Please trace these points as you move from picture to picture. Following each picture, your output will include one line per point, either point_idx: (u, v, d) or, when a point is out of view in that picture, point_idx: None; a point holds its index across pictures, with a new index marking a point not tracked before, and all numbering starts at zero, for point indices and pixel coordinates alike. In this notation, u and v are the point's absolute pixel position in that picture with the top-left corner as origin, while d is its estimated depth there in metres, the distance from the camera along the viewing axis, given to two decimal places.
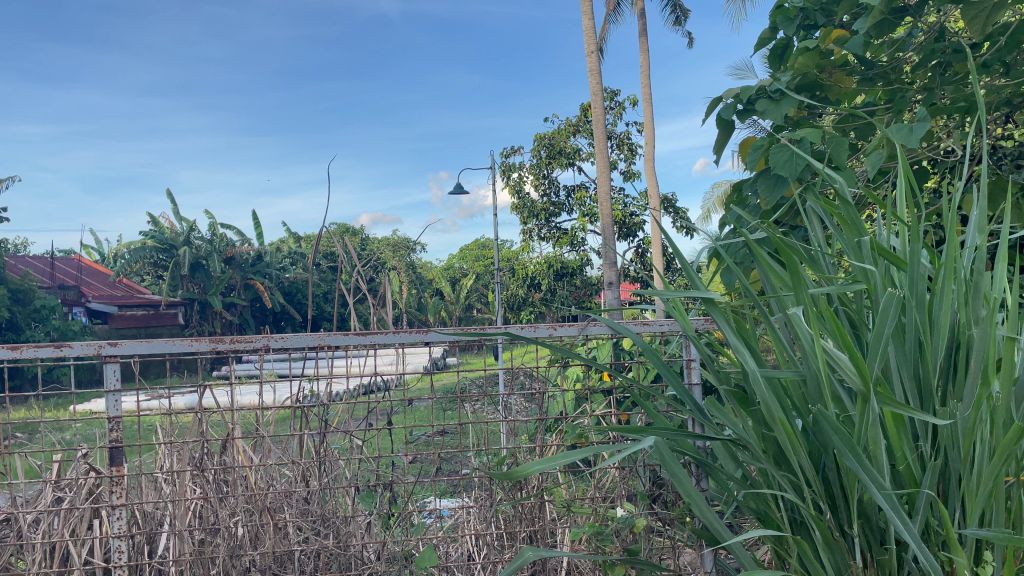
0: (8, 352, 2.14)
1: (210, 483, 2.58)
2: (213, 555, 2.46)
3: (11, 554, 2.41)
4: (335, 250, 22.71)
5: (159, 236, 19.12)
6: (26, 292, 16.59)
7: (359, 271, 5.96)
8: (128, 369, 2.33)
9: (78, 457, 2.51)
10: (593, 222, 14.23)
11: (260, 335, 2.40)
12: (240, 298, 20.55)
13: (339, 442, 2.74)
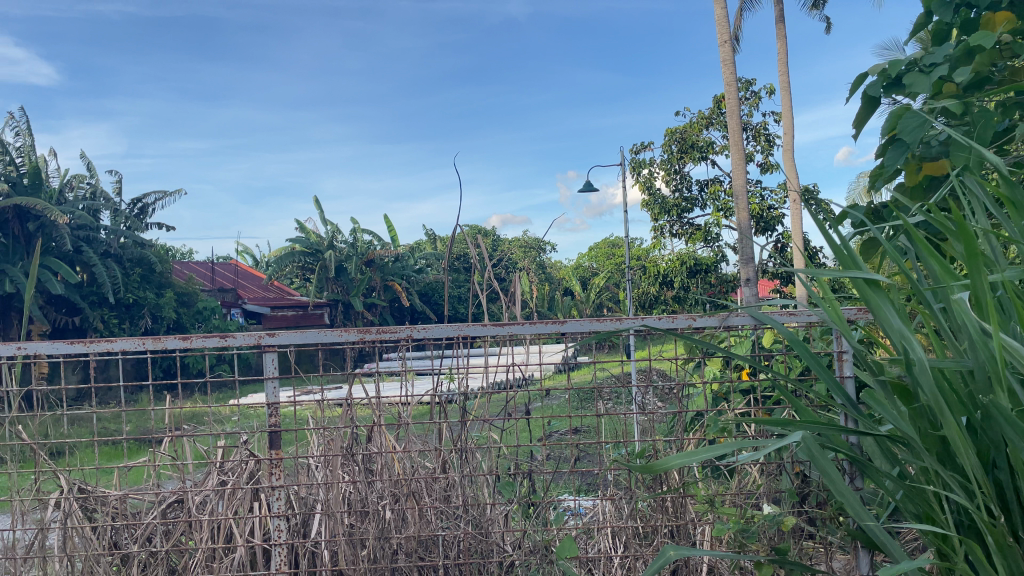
0: (179, 342, 2.32)
1: (360, 469, 2.69)
2: (363, 536, 2.57)
3: (183, 532, 2.60)
4: (467, 251, 23.16)
5: (305, 241, 20.21)
6: (190, 295, 17.92)
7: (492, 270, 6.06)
8: (284, 359, 2.48)
9: (240, 443, 2.69)
10: (728, 217, 13.78)
11: (403, 326, 2.48)
12: (380, 299, 21.34)
13: (479, 432, 2.83)
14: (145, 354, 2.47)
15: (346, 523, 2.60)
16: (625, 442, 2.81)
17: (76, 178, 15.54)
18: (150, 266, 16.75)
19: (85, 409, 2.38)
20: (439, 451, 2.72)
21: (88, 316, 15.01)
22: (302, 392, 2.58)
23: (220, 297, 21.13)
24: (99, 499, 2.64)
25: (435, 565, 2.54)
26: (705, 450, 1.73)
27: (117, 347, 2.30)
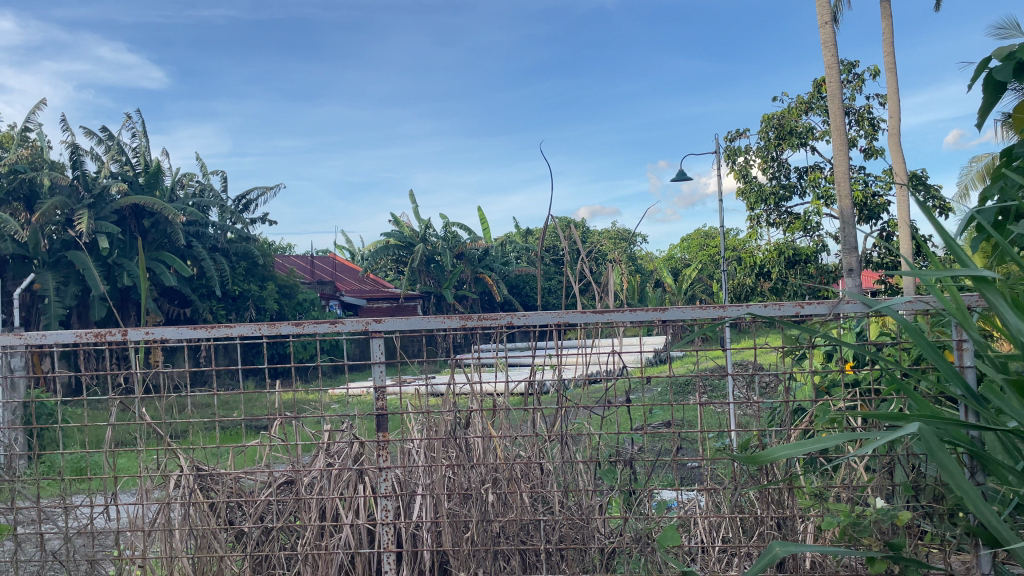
0: (292, 328, 2.43)
1: (463, 453, 2.77)
2: (467, 518, 2.65)
3: (292, 512, 2.73)
4: (558, 243, 23.14)
5: (399, 235, 20.67)
6: (291, 288, 18.62)
7: (584, 261, 6.07)
8: (391, 344, 2.57)
9: (346, 427, 2.81)
10: (829, 205, 13.26)
11: (504, 312, 2.52)
12: (471, 291, 21.57)
13: (579, 419, 2.85)
14: (260, 340, 2.59)
15: (449, 506, 2.68)
16: (726, 432, 2.77)
17: (186, 176, 16.41)
18: (254, 260, 17.51)
19: (206, 392, 2.52)
20: (538, 438, 2.76)
21: (197, 307, 15.82)
22: (408, 377, 2.65)
23: (318, 289, 21.88)
24: (213, 479, 2.79)
25: (537, 550, 2.59)
26: (815, 443, 1.69)
27: (235, 332, 2.42)
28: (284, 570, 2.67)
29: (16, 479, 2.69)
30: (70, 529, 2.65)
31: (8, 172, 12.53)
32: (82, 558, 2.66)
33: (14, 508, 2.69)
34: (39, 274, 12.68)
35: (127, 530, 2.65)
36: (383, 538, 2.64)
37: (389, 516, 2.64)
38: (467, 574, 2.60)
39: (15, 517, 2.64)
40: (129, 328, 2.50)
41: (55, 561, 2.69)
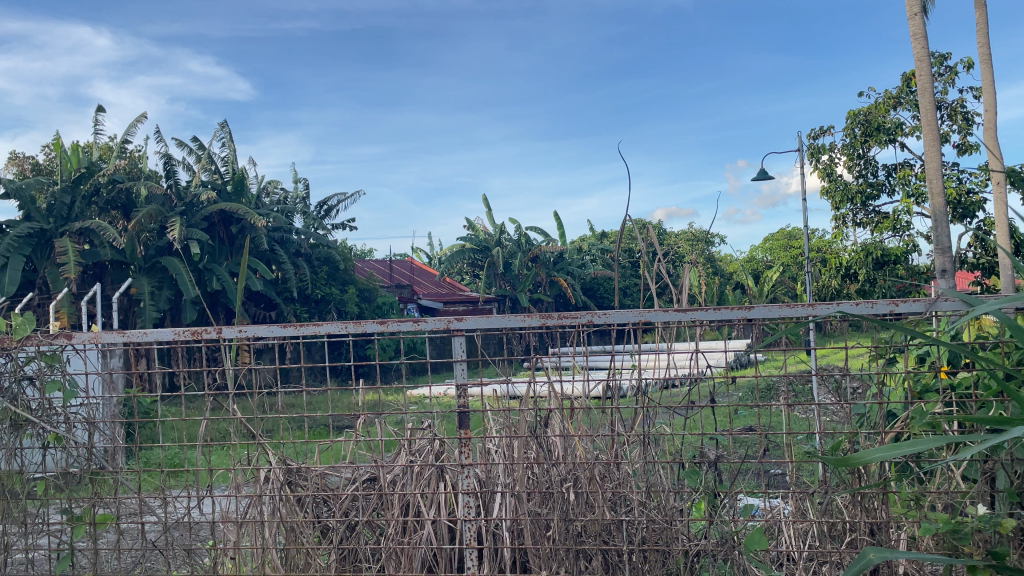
0: (377, 326, 2.48)
1: (544, 453, 2.79)
2: (549, 516, 2.67)
3: (375, 508, 2.80)
4: (634, 246, 22.92)
5: (475, 239, 20.91)
6: (371, 291, 19.04)
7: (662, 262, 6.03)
8: (472, 343, 2.60)
9: (425, 427, 2.86)
10: (920, 203, 12.71)
11: (584, 311, 2.51)
12: (546, 294, 21.54)
13: (661, 422, 2.84)
14: (345, 338, 2.65)
15: (532, 504, 2.70)
16: (814, 436, 2.69)
17: (271, 184, 16.96)
18: (335, 264, 17.99)
19: (295, 388, 2.61)
20: (618, 439, 2.76)
21: (282, 310, 16.34)
22: (488, 376, 2.68)
23: (397, 293, 22.27)
24: (299, 474, 2.87)
25: (620, 549, 2.59)
26: (909, 446, 1.59)
27: (323, 330, 2.48)
28: (370, 563, 2.74)
29: (119, 470, 2.82)
30: (168, 520, 2.77)
31: (107, 181, 13.16)
32: (180, 547, 2.78)
33: (119, 499, 2.82)
34: (136, 278, 13.30)
35: (220, 521, 2.76)
36: (466, 535, 2.68)
37: (470, 514, 2.68)
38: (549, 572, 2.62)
39: (118, 508, 2.77)
40: (223, 327, 2.60)
41: (155, 549, 2.82)
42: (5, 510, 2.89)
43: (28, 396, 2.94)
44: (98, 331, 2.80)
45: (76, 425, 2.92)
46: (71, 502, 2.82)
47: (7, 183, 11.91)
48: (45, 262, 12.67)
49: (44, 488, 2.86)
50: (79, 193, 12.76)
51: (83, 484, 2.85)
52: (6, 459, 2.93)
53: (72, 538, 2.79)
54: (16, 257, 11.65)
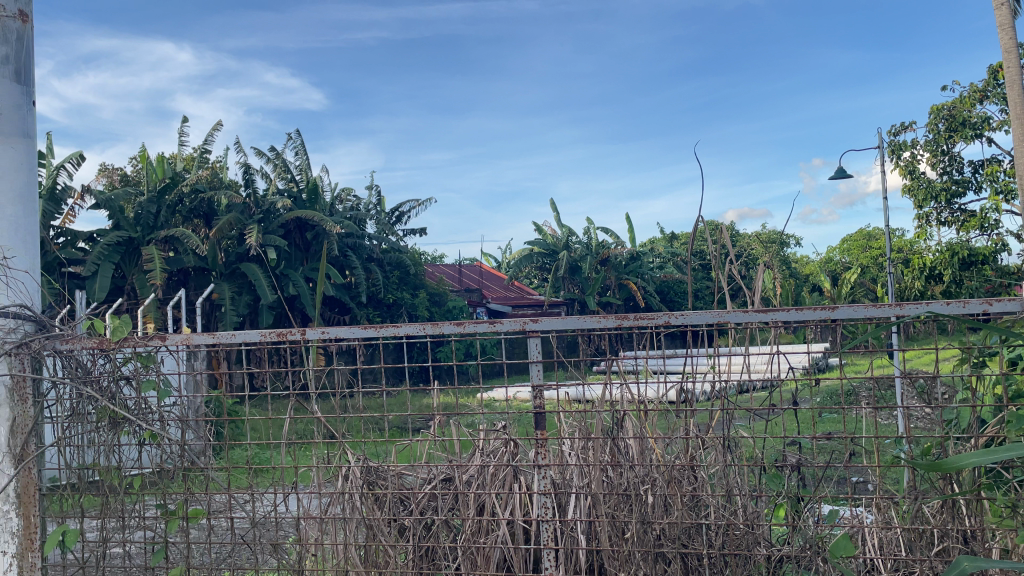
0: (454, 327, 2.52)
1: (619, 455, 2.79)
2: (627, 518, 2.67)
3: (450, 508, 2.86)
4: (706, 248, 22.55)
5: (543, 243, 21.02)
6: (441, 295, 19.28)
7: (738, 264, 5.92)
8: (548, 344, 2.60)
9: (499, 430, 2.90)
10: (1010, 201, 12.15)
11: (660, 312, 2.48)
12: (615, 297, 21.37)
13: (738, 425, 2.80)
14: (422, 339, 2.70)
15: (610, 506, 2.70)
16: (902, 442, 2.62)
17: (344, 191, 17.32)
18: (406, 269, 18.27)
19: (376, 388, 2.67)
20: (696, 442, 2.74)
21: (356, 314, 16.68)
22: (563, 378, 2.68)
23: (466, 297, 22.45)
24: (378, 474, 2.94)
25: (701, 553, 2.57)
26: (1007, 450, 1.55)
27: (402, 331, 2.53)
28: (449, 561, 2.81)
29: (210, 467, 2.95)
30: (255, 516, 2.87)
31: (190, 191, 13.70)
32: (267, 540, 2.88)
33: (209, 494, 2.94)
34: (218, 284, 13.80)
35: (305, 518, 2.85)
36: (543, 535, 2.72)
37: (548, 514, 2.70)
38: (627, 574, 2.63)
39: (210, 503, 2.91)
40: (306, 328, 2.68)
41: (243, 542, 2.93)
42: (106, 503, 3.05)
43: (125, 395, 3.08)
44: (189, 333, 2.92)
45: (169, 422, 3.05)
46: (166, 496, 2.97)
47: (97, 194, 12.52)
48: (133, 269, 13.26)
49: (141, 484, 3.02)
50: (164, 203, 13.30)
51: (175, 479, 2.98)
52: (104, 454, 3.07)
53: (166, 531, 2.97)
54: (107, 264, 12.24)
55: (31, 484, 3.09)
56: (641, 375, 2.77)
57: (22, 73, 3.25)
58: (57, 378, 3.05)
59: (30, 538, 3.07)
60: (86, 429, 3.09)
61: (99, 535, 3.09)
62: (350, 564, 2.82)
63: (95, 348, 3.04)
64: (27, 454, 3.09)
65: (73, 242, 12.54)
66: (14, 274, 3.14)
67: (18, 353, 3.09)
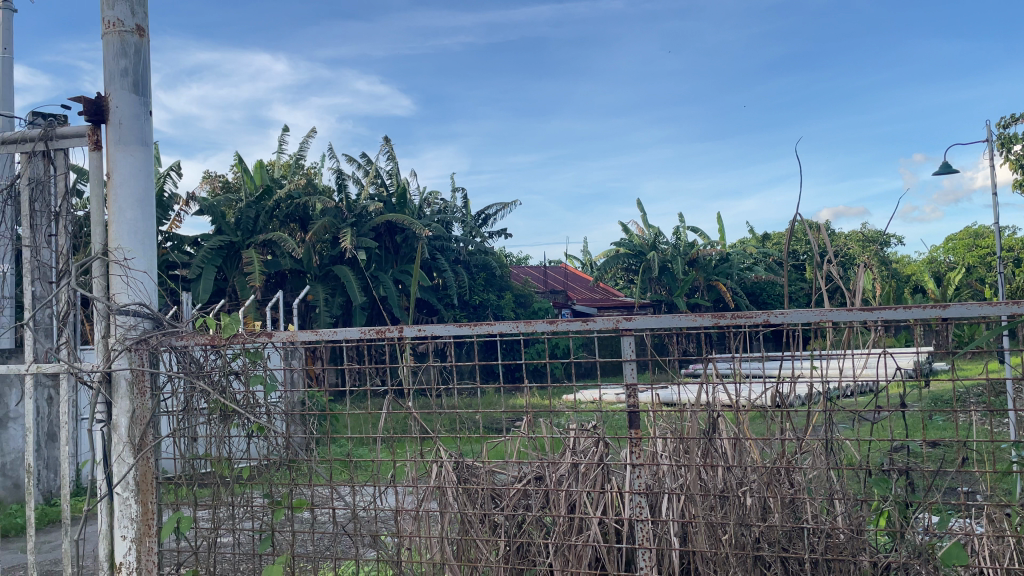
0: (547, 325, 2.53)
1: (715, 456, 2.75)
2: (725, 521, 2.63)
3: (540, 509, 2.90)
4: (800, 248, 21.83)
5: (629, 244, 20.79)
6: (526, 296, 19.36)
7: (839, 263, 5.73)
8: (642, 342, 2.60)
9: (589, 430, 2.92)
10: None
11: (759, 310, 2.44)
12: (704, 299, 20.98)
13: (840, 429, 2.74)
14: (515, 338, 2.72)
15: (707, 507, 2.68)
16: (1016, 447, 2.50)
17: (432, 195, 17.62)
18: (492, 270, 18.46)
19: (471, 386, 2.72)
20: (797, 442, 2.68)
21: (444, 316, 16.94)
22: (657, 379, 2.66)
23: (552, 299, 22.46)
24: (469, 470, 3.00)
25: (803, 558, 2.53)
26: None
27: (496, 329, 2.56)
28: (543, 558, 2.85)
29: (313, 459, 3.06)
30: (357, 508, 2.97)
31: (286, 197, 14.24)
32: (367, 531, 2.98)
33: (314, 486, 3.05)
34: (312, 286, 14.27)
35: (404, 512, 2.94)
36: (638, 535, 2.70)
37: (644, 515, 2.68)
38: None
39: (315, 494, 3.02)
40: (404, 326, 2.75)
41: (346, 532, 3.04)
42: (216, 493, 3.19)
43: (234, 388, 3.24)
44: (293, 331, 3.05)
45: (275, 414, 3.18)
46: (273, 487, 3.10)
47: (201, 201, 13.17)
48: (234, 272, 13.86)
49: (250, 475, 3.15)
50: (262, 208, 13.89)
51: (281, 471, 3.09)
52: (216, 445, 3.23)
53: (273, 520, 3.10)
54: (210, 267, 12.86)
55: (148, 473, 3.28)
56: (736, 376, 2.72)
57: (140, 84, 3.43)
58: (172, 373, 3.23)
59: (147, 524, 3.26)
60: (199, 420, 3.26)
61: (210, 524, 3.22)
62: (444, 558, 2.90)
63: (208, 344, 3.22)
64: (145, 444, 3.28)
65: (179, 246, 13.25)
66: (134, 275, 3.35)
67: (138, 348, 3.29)
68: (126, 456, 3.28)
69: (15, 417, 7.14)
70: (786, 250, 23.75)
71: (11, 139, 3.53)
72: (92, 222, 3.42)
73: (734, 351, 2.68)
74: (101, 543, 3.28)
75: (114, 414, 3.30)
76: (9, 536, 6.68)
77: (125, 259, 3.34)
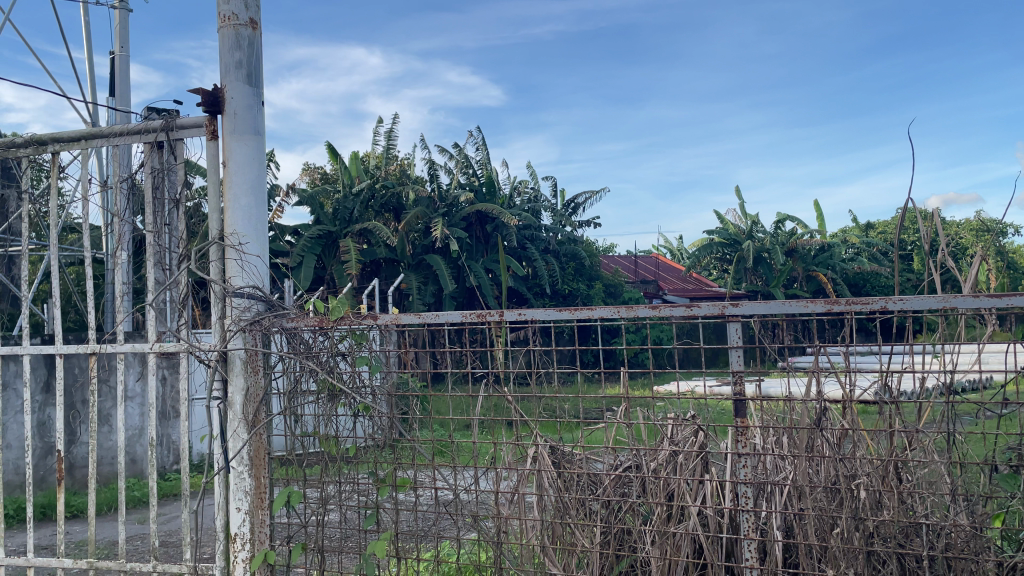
0: (649, 311, 2.51)
1: (823, 447, 2.67)
2: (836, 514, 2.57)
3: (637, 499, 2.92)
4: (908, 238, 20.79)
5: (723, 233, 20.40)
6: (617, 287, 19.23)
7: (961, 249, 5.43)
8: (748, 329, 2.56)
9: (687, 420, 2.93)
10: None
11: (877, 297, 2.36)
12: (803, 290, 20.31)
13: (960, 424, 2.62)
14: (618, 324, 2.70)
15: (815, 499, 2.64)
16: None
17: (523, 183, 17.70)
18: (581, 260, 18.40)
19: (571, 370, 2.74)
20: (914, 434, 2.59)
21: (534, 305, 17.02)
22: (763, 367, 2.61)
23: (643, 289, 22.27)
24: (565, 457, 3.04)
25: (920, 556, 2.45)
26: None
27: (596, 314, 2.55)
28: (643, 546, 2.86)
29: (416, 439, 3.15)
30: (458, 490, 3.05)
31: (381, 187, 14.60)
32: (467, 512, 3.04)
33: (417, 466, 3.14)
34: (406, 274, 14.57)
35: (502, 495, 3.00)
36: (743, 526, 2.65)
37: (749, 506, 2.63)
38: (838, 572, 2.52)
39: (418, 472, 3.11)
40: (505, 310, 2.78)
41: (446, 513, 3.13)
42: (324, 470, 3.31)
43: (341, 369, 3.33)
44: (398, 315, 3.15)
45: (380, 395, 3.28)
46: (378, 465, 3.20)
47: (301, 192, 13.66)
48: (332, 261, 14.27)
49: (355, 453, 3.25)
50: (358, 198, 14.28)
51: (386, 451, 3.19)
52: (324, 423, 3.34)
53: (378, 498, 3.20)
54: (309, 257, 13.32)
55: (261, 448, 3.43)
56: (846, 366, 2.63)
57: (253, 76, 3.58)
58: (283, 354, 3.37)
59: (261, 497, 3.41)
60: (308, 400, 3.38)
61: (319, 498, 3.35)
62: (543, 539, 2.95)
63: (316, 326, 3.34)
64: (258, 421, 3.44)
65: (281, 236, 13.77)
66: (248, 258, 3.50)
67: (252, 329, 3.45)
68: (240, 432, 3.43)
69: (134, 395, 7.63)
70: (892, 240, 22.68)
71: (132, 129, 3.74)
72: (209, 209, 3.58)
73: (845, 340, 2.59)
74: (218, 513, 3.44)
75: (230, 392, 3.46)
76: (133, 506, 7.16)
77: (240, 244, 3.50)
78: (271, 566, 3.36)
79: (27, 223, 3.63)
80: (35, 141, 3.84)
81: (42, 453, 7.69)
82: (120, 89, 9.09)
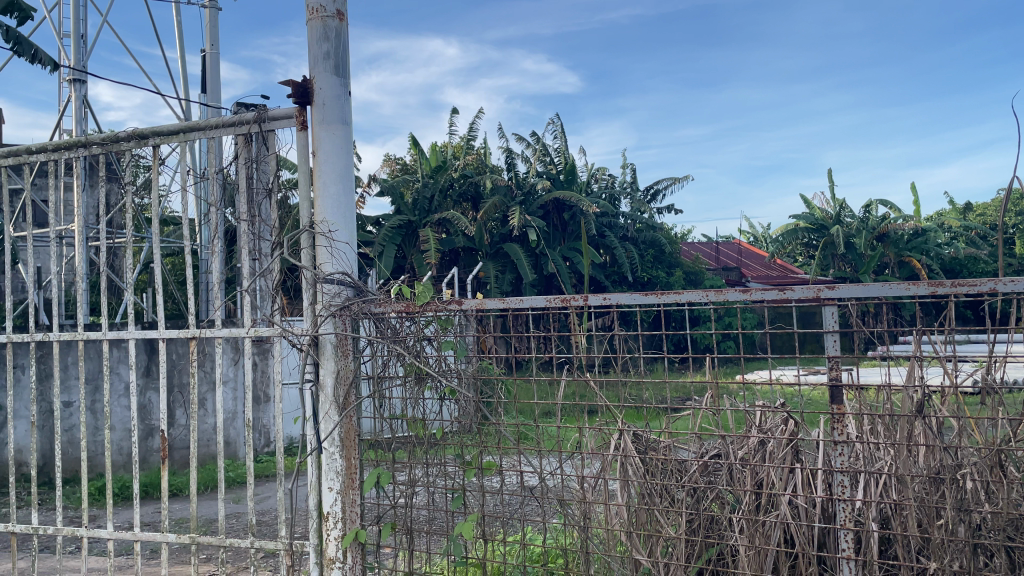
0: (740, 294, 2.45)
1: (922, 435, 2.59)
2: (939, 503, 2.47)
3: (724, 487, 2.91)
4: (1010, 222, 19.64)
5: (808, 218, 19.86)
6: (697, 274, 18.89)
7: None
8: (845, 314, 2.47)
9: (778, 408, 2.88)
10: None
11: (985, 279, 2.24)
12: (894, 276, 19.49)
13: None
14: (707, 308, 2.65)
15: (915, 489, 2.56)
16: None
17: (601, 170, 17.59)
18: (661, 248, 18.14)
19: (656, 355, 2.71)
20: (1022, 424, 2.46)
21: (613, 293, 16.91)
22: (859, 352, 2.51)
23: (725, 276, 21.84)
24: (650, 444, 3.07)
25: None
26: None
27: (684, 298, 2.51)
28: (733, 535, 2.82)
29: (502, 422, 3.18)
30: (544, 474, 3.07)
31: (460, 176, 14.78)
32: (553, 497, 3.06)
33: (503, 450, 3.19)
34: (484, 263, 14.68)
35: (587, 480, 3.00)
36: (838, 514, 2.59)
37: (844, 494, 2.57)
38: (941, 564, 2.43)
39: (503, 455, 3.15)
40: (589, 295, 2.76)
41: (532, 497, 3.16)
42: (411, 452, 3.37)
43: (427, 353, 3.40)
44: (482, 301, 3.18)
45: (465, 379, 3.33)
46: (464, 447, 3.25)
47: (382, 183, 13.95)
48: (412, 250, 14.50)
49: (443, 435, 3.31)
50: (436, 188, 14.47)
51: (472, 434, 3.24)
52: (411, 406, 3.41)
53: (465, 480, 3.26)
54: (390, 246, 13.58)
55: (352, 430, 3.52)
56: (947, 352, 2.52)
57: (339, 66, 3.64)
58: (371, 338, 3.45)
59: (351, 478, 3.51)
60: (395, 383, 3.46)
61: (407, 479, 3.43)
62: (629, 524, 2.95)
63: (403, 311, 3.41)
64: (348, 403, 3.52)
65: (363, 226, 14.08)
66: (337, 245, 3.59)
67: (341, 314, 3.53)
68: (332, 414, 3.52)
69: (229, 379, 7.98)
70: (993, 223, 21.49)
71: (225, 122, 3.86)
72: (301, 198, 3.68)
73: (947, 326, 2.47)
74: (310, 493, 3.54)
75: (321, 374, 3.55)
76: (229, 485, 7.49)
77: (330, 232, 3.58)
78: (362, 544, 3.46)
79: (130, 214, 3.78)
80: (136, 135, 4.01)
81: (145, 434, 8.15)
82: (209, 86, 9.45)
